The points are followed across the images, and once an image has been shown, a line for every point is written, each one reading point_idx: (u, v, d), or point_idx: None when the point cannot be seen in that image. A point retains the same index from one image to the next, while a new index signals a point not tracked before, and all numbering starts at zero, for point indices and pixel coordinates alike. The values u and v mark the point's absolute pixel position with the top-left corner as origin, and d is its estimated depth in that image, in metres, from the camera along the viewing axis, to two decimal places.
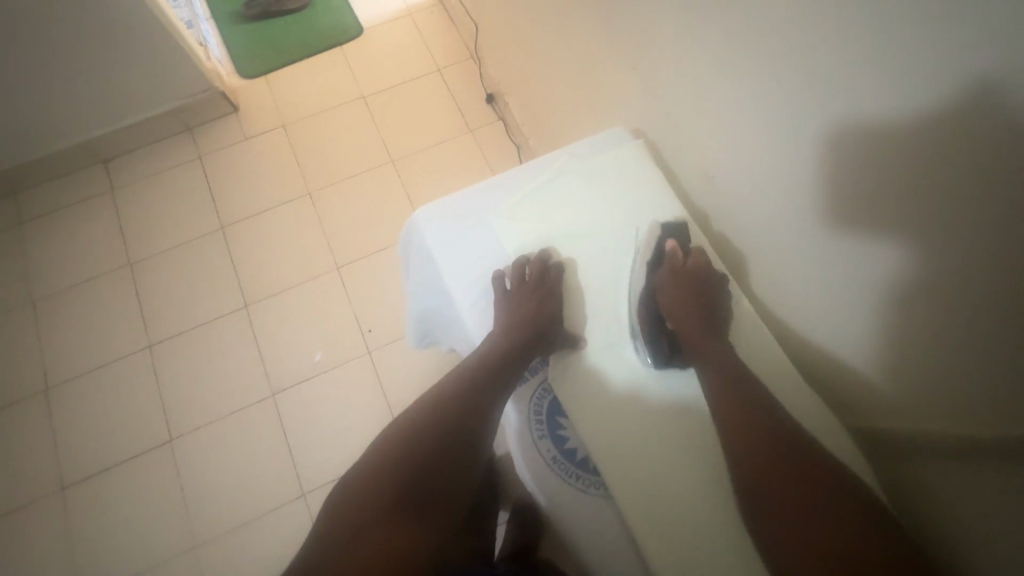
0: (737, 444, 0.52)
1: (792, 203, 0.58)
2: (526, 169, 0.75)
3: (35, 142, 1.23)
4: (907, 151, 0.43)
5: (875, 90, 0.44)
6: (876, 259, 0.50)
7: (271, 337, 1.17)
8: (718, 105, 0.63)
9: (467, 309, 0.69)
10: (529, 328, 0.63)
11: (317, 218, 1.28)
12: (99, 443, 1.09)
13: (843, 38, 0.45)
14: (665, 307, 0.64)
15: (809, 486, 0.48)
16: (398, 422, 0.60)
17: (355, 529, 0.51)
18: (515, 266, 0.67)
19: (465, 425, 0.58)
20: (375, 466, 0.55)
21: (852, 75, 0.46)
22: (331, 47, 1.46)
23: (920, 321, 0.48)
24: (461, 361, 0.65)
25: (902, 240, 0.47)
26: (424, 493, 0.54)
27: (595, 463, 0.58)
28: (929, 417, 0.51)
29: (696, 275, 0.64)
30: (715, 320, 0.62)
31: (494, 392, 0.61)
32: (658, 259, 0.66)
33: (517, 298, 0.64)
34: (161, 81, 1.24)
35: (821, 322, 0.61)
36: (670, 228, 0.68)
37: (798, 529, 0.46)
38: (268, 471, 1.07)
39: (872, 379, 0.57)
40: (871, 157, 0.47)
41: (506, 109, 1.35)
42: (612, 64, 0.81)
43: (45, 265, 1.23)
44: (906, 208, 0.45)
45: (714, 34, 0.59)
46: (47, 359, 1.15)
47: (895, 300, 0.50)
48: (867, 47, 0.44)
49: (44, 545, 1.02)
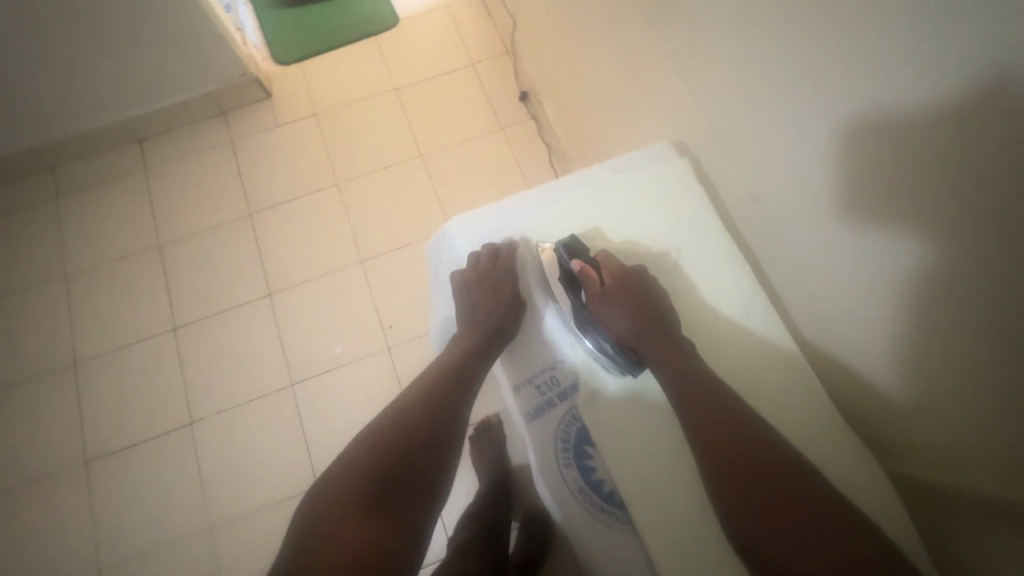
0: (718, 446, 0.50)
1: (840, 232, 0.54)
2: (568, 181, 0.73)
3: (74, 118, 1.25)
4: (977, 199, 0.40)
5: (940, 128, 0.41)
6: (933, 301, 0.46)
7: (294, 326, 1.18)
8: (767, 125, 0.60)
9: (472, 299, 0.66)
10: (489, 322, 0.64)
11: (344, 209, 1.28)
12: (123, 420, 1.11)
13: (910, 63, 0.41)
14: (607, 324, 0.60)
15: (804, 500, 0.46)
16: (376, 420, 0.58)
17: (334, 521, 0.49)
18: (468, 262, 0.68)
19: (444, 414, 0.59)
20: (354, 458, 0.54)
21: (915, 105, 0.42)
22: (366, 36, 1.44)
23: (979, 378, 0.45)
24: (437, 358, 0.66)
25: (961, 292, 0.43)
26: (403, 484, 0.53)
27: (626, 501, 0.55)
28: (980, 471, 0.47)
29: (620, 288, 0.61)
30: (660, 317, 0.60)
31: (463, 388, 0.62)
32: (569, 279, 0.62)
33: (482, 291, 0.66)
34: (199, 64, 1.25)
35: (866, 362, 0.57)
36: (568, 246, 0.63)
37: (793, 542, 0.44)
38: (284, 459, 1.08)
39: (922, 429, 0.53)
40: (934, 196, 0.43)
41: (539, 109, 1.33)
42: (659, 71, 0.78)
43: (78, 240, 1.26)
44: (971, 250, 0.41)
45: (769, 51, 0.56)
46: (77, 334, 1.18)
47: (952, 352, 0.46)
48: (938, 82, 0.40)
49: (67, 516, 1.04)
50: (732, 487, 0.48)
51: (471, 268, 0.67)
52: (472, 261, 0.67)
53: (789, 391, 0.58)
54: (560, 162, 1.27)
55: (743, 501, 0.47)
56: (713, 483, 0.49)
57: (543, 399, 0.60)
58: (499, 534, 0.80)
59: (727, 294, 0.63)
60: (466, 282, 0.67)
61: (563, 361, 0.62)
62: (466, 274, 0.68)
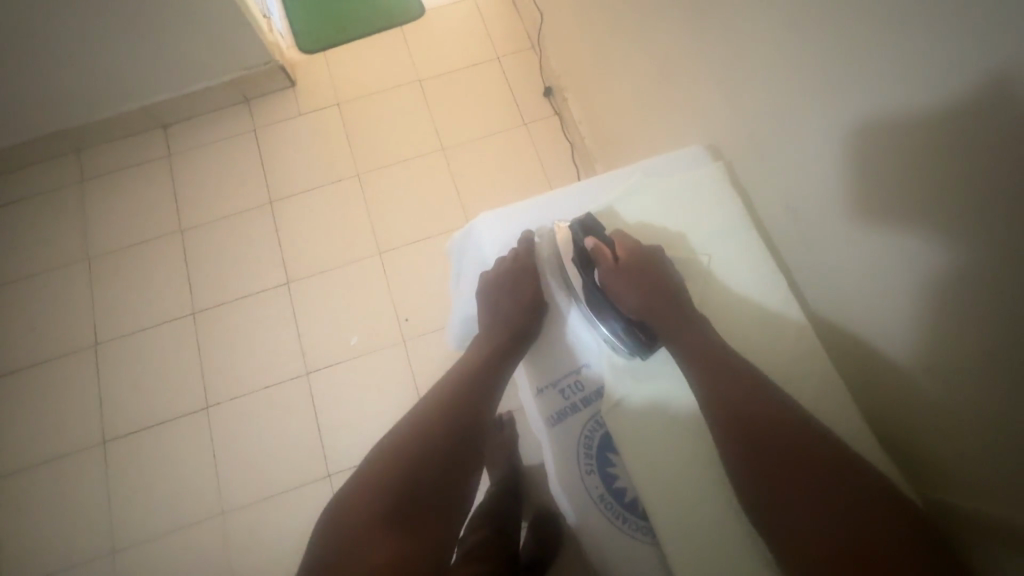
0: (748, 421, 0.48)
1: (876, 247, 0.52)
2: (595, 182, 0.72)
3: (100, 103, 1.26)
4: (1009, 207, 0.38)
5: (975, 131, 0.39)
6: (960, 312, 0.44)
7: (311, 315, 1.18)
8: (796, 127, 0.58)
9: (495, 296, 0.66)
10: (508, 324, 0.64)
11: (364, 200, 1.27)
12: (141, 402, 1.13)
13: (947, 68, 0.40)
14: (618, 298, 0.60)
15: (835, 480, 0.44)
16: (396, 427, 0.58)
17: (352, 530, 0.49)
18: (495, 265, 0.67)
19: (462, 416, 0.58)
20: (377, 466, 0.54)
21: (958, 116, 0.40)
22: (391, 27, 1.44)
23: (1006, 395, 0.43)
24: (457, 361, 0.66)
25: (991, 303, 0.41)
26: (433, 493, 0.52)
27: (646, 510, 0.53)
28: (1003, 494, 0.45)
29: (635, 264, 0.61)
30: (672, 291, 0.59)
31: (485, 395, 0.61)
32: (583, 258, 0.63)
33: (505, 286, 0.65)
34: (223, 51, 1.25)
35: (893, 374, 0.55)
36: (582, 224, 0.64)
37: (821, 524, 0.42)
38: (296, 447, 1.08)
39: (948, 446, 0.51)
40: (966, 203, 0.41)
41: (563, 105, 1.31)
42: (688, 71, 0.76)
43: (103, 223, 1.27)
44: (1010, 273, 0.39)
45: (801, 50, 0.54)
46: (99, 316, 1.19)
47: (980, 366, 0.44)
48: (971, 85, 0.38)
49: (84, 494, 1.06)
50: (762, 465, 0.46)
51: (495, 270, 0.67)
52: (497, 263, 0.67)
53: (815, 402, 0.56)
54: (583, 160, 1.25)
55: (769, 489, 0.45)
56: (741, 459, 0.47)
57: (567, 403, 0.60)
58: (506, 532, 0.80)
59: (754, 305, 0.61)
60: (489, 282, 0.67)
61: (587, 366, 0.61)
62: (491, 274, 0.67)
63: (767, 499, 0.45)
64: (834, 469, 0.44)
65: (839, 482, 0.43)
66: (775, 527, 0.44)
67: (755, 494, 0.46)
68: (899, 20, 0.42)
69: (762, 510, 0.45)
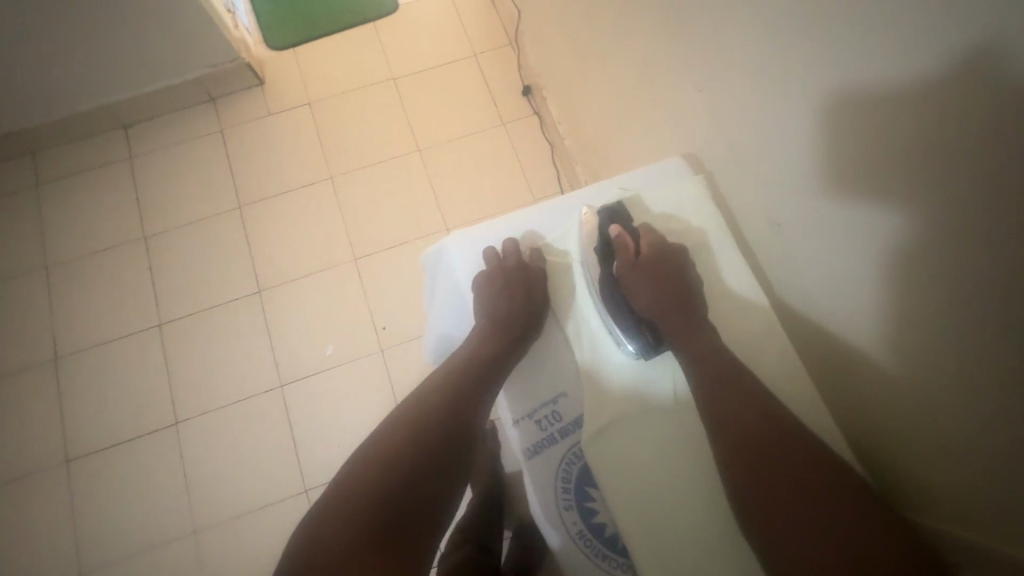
0: (732, 426, 0.49)
1: (859, 266, 0.50)
2: (572, 200, 0.68)
3: (54, 102, 1.19)
4: (978, 229, 0.37)
5: (947, 151, 0.38)
6: (934, 335, 0.44)
7: (284, 325, 1.14)
8: (775, 140, 0.57)
9: (485, 304, 0.61)
10: (507, 326, 0.60)
11: (338, 204, 1.23)
12: (105, 420, 1.08)
13: (920, 86, 0.39)
14: (633, 294, 0.59)
15: (816, 484, 0.44)
16: (388, 424, 0.55)
17: (337, 536, 0.46)
18: (486, 258, 0.64)
19: (454, 420, 0.55)
20: (366, 469, 0.51)
21: (929, 136, 0.39)
22: (365, 22, 1.39)
23: (979, 416, 0.42)
24: (452, 356, 0.62)
25: (964, 325, 0.41)
26: (407, 504, 0.49)
27: (630, 551, 0.51)
28: (974, 513, 0.45)
29: (659, 262, 0.59)
30: (688, 298, 0.58)
31: (478, 400, 0.57)
32: (605, 246, 0.61)
33: (497, 296, 0.60)
34: (186, 47, 1.19)
35: (869, 393, 0.54)
36: (610, 212, 0.63)
37: (804, 528, 0.42)
38: (271, 463, 1.05)
39: (924, 467, 0.50)
40: (936, 224, 0.40)
41: (541, 103, 1.28)
42: (669, 79, 0.74)
43: (60, 230, 1.21)
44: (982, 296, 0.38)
45: (782, 61, 0.52)
46: (59, 328, 1.14)
47: (955, 386, 0.44)
48: (944, 106, 0.38)
49: (46, 516, 1.02)
50: (753, 471, 0.47)
51: (492, 262, 0.63)
52: (490, 256, 0.64)
53: None
54: (562, 162, 1.23)
55: (760, 496, 0.45)
56: (736, 465, 0.48)
57: (543, 435, 0.57)
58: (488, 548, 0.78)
59: (738, 323, 0.60)
60: (487, 276, 0.62)
61: (566, 394, 0.58)
62: (489, 270, 0.62)
63: (757, 508, 0.45)
64: (825, 488, 0.44)
65: (821, 483, 0.44)
66: (763, 536, 0.44)
67: (746, 498, 0.46)
68: (883, 36, 0.41)
69: (754, 518, 0.45)
